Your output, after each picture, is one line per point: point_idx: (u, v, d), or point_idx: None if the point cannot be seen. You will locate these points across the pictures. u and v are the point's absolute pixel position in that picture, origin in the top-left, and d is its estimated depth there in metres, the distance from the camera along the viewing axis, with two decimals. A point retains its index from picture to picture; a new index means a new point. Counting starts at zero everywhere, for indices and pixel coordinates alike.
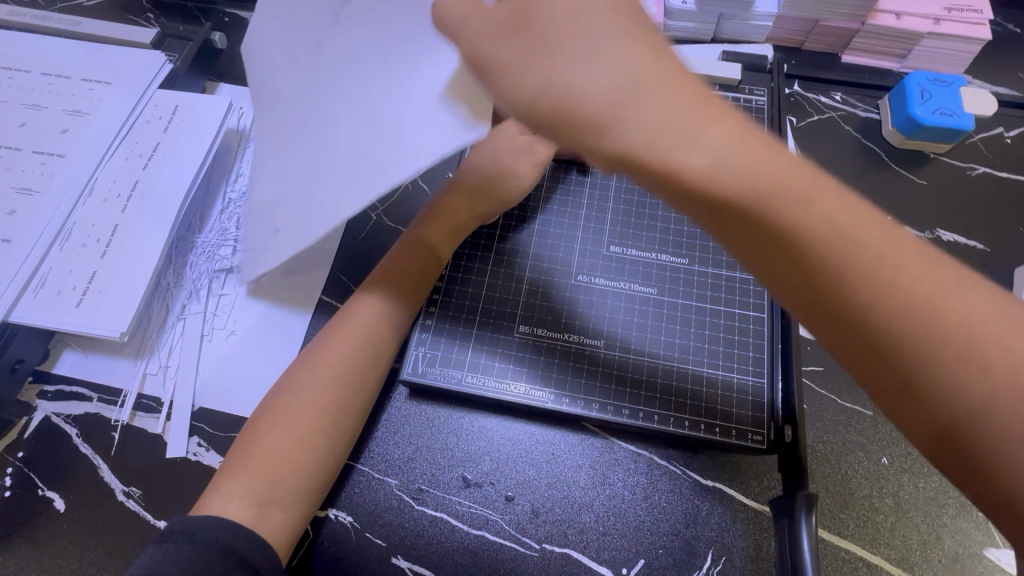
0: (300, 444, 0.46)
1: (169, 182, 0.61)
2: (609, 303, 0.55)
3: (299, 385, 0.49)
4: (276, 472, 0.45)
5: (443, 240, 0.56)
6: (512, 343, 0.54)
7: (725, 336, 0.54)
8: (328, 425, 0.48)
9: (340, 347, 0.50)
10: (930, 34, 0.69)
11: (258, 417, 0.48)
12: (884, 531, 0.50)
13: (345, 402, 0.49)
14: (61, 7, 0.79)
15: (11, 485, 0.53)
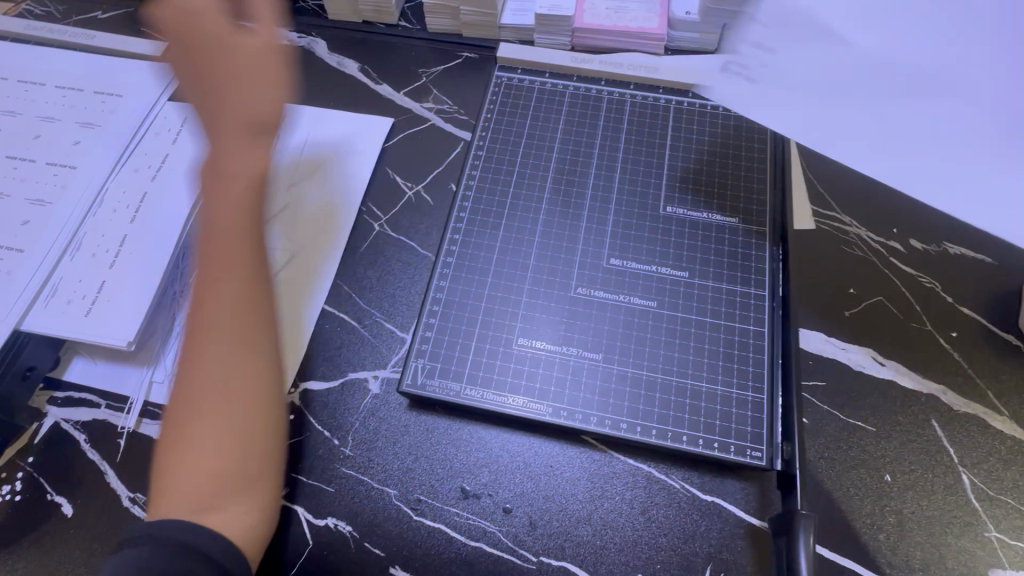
0: (226, 444, 0.45)
1: (177, 194, 0.62)
2: (609, 317, 0.55)
3: (206, 385, 0.46)
4: (206, 479, 0.44)
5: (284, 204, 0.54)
6: (511, 355, 0.54)
7: (725, 349, 0.54)
8: (250, 417, 0.46)
9: (235, 326, 0.48)
10: None
11: (172, 433, 0.45)
12: (887, 550, 0.50)
13: (262, 381, 0.48)
14: (77, 21, 0.81)
15: (21, 489, 0.54)
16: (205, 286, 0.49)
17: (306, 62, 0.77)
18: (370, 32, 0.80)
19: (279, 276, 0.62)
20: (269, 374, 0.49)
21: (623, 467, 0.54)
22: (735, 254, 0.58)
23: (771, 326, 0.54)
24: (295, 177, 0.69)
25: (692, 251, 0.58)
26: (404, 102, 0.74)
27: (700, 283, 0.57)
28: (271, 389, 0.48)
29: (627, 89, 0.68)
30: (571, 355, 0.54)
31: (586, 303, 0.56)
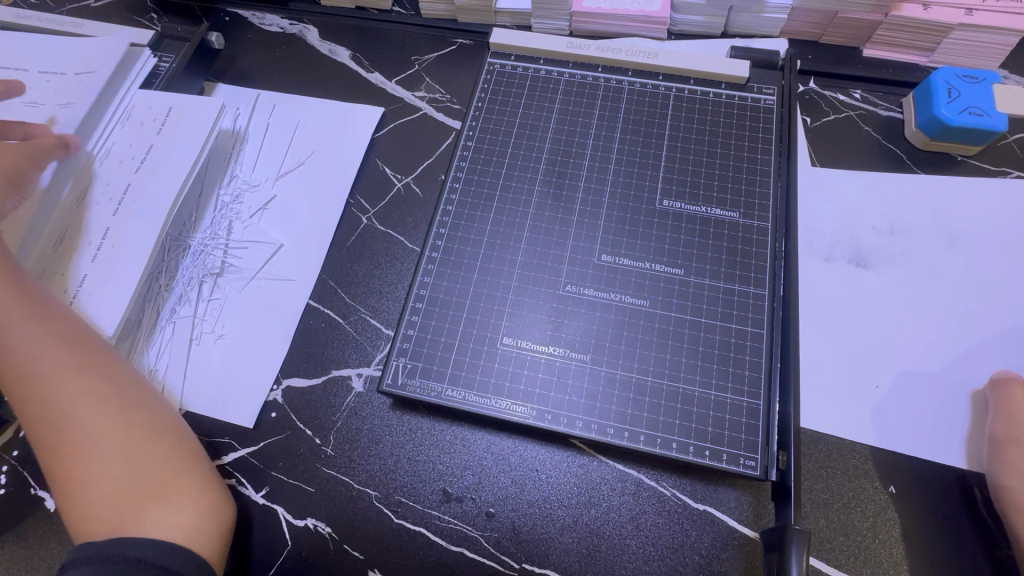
0: (124, 464, 0.47)
1: (159, 187, 0.61)
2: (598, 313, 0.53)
3: (76, 433, 0.47)
4: (126, 500, 0.45)
5: None
6: (498, 352, 0.52)
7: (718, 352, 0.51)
8: (139, 428, 0.49)
9: (87, 371, 0.50)
10: (961, 26, 0.63)
11: (68, 487, 0.46)
12: (891, 566, 0.47)
13: (137, 403, 0.50)
14: (70, 10, 0.80)
15: (5, 483, 0.54)
16: (51, 347, 0.50)
17: (297, 49, 0.75)
18: (363, 18, 0.77)
19: (218, 281, 0.61)
20: (137, 395, 0.51)
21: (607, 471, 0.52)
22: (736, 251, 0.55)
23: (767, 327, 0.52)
24: (282, 169, 0.67)
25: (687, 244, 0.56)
26: (395, 90, 0.72)
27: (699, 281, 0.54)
28: (146, 404, 0.50)
29: (625, 75, 0.65)
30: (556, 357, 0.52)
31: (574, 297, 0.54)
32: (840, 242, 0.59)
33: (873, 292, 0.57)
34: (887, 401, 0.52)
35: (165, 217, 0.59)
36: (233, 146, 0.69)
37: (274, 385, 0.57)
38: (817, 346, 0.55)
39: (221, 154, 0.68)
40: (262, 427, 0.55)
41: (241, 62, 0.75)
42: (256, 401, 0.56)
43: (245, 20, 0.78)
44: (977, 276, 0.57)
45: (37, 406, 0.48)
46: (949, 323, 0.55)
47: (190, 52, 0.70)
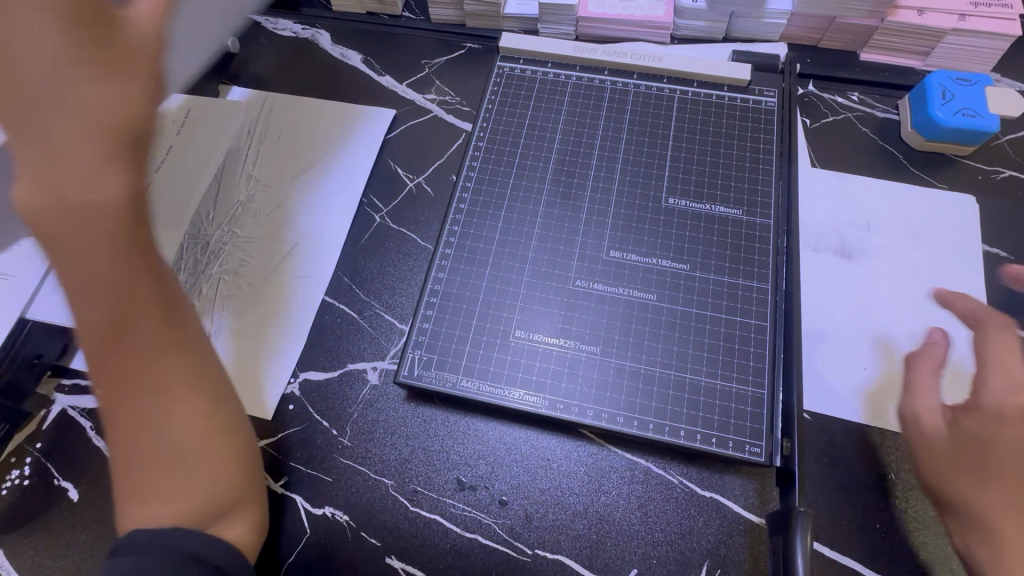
0: (204, 463, 0.44)
1: (179, 186, 0.62)
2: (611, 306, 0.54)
3: (163, 418, 0.43)
4: (199, 497, 0.42)
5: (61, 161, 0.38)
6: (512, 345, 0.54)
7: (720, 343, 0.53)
8: (224, 430, 0.45)
9: (178, 349, 0.44)
10: (955, 31, 0.65)
11: (137, 469, 0.42)
12: (891, 550, 0.49)
13: (224, 400, 0.46)
14: None
15: (30, 474, 0.56)
16: (142, 312, 0.42)
17: (310, 53, 0.77)
18: (374, 23, 0.79)
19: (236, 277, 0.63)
20: (213, 385, 0.46)
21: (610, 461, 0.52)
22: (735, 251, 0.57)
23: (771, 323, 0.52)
24: (297, 169, 0.69)
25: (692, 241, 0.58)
26: (406, 93, 0.74)
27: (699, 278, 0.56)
28: (227, 399, 0.47)
29: (630, 78, 0.67)
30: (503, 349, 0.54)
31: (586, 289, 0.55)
32: (839, 239, 0.61)
33: (874, 286, 0.58)
34: (888, 391, 0.54)
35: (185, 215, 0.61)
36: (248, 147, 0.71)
37: (291, 378, 0.58)
38: (820, 339, 0.56)
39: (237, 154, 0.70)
40: (280, 419, 0.57)
41: (256, 65, 0.77)
42: (274, 394, 0.58)
43: (259, 24, 0.80)
44: (970, 272, 0.59)
45: (117, 370, 0.42)
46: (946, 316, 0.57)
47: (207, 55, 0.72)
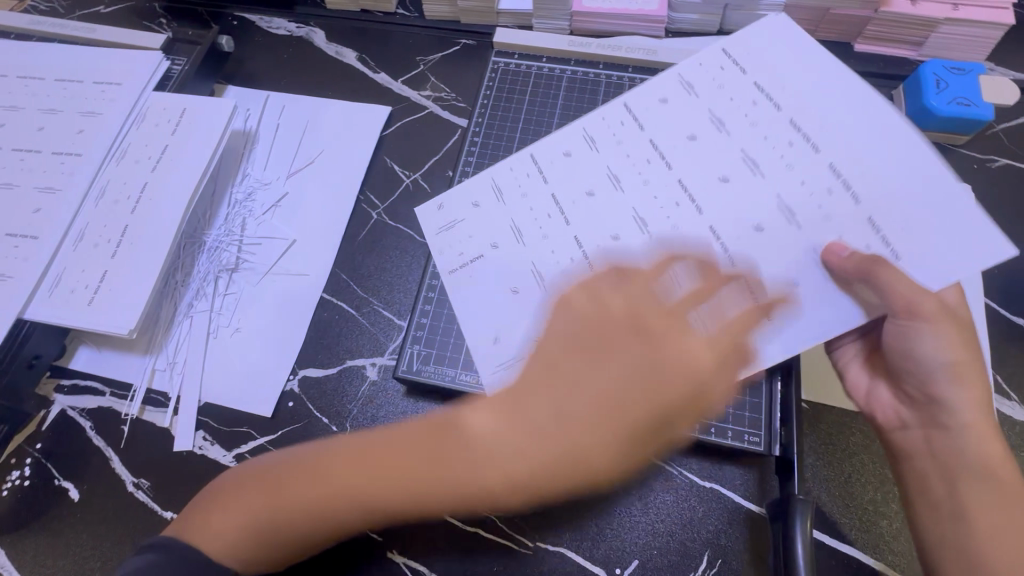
0: (296, 521, 0.45)
1: (177, 185, 0.62)
2: (615, 230, 0.52)
3: (331, 474, 0.45)
4: (260, 538, 0.45)
5: (620, 306, 0.46)
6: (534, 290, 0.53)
7: (747, 283, 0.46)
8: (328, 514, 0.45)
9: (412, 463, 0.45)
10: (947, 20, 0.66)
11: (265, 490, 0.46)
12: (892, 537, 0.49)
13: (350, 504, 0.45)
14: (80, 15, 0.82)
15: (30, 475, 0.56)
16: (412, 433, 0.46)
17: (305, 51, 0.77)
18: (368, 20, 0.79)
19: (235, 275, 0.63)
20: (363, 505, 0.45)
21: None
22: (731, 149, 0.51)
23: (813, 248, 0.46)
24: (293, 167, 0.69)
25: (681, 139, 0.53)
26: (402, 90, 0.74)
27: (706, 203, 0.50)
28: (352, 501, 0.45)
29: (626, 71, 0.67)
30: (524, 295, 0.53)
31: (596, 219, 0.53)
32: None
33: None
34: None
35: (182, 214, 0.61)
36: (244, 145, 0.71)
37: (290, 375, 0.58)
38: None
39: (233, 153, 0.70)
40: (280, 417, 0.57)
41: (251, 64, 0.77)
42: (272, 391, 0.58)
43: (253, 24, 0.80)
44: None
45: (381, 453, 0.46)
46: None
47: (202, 55, 0.71)
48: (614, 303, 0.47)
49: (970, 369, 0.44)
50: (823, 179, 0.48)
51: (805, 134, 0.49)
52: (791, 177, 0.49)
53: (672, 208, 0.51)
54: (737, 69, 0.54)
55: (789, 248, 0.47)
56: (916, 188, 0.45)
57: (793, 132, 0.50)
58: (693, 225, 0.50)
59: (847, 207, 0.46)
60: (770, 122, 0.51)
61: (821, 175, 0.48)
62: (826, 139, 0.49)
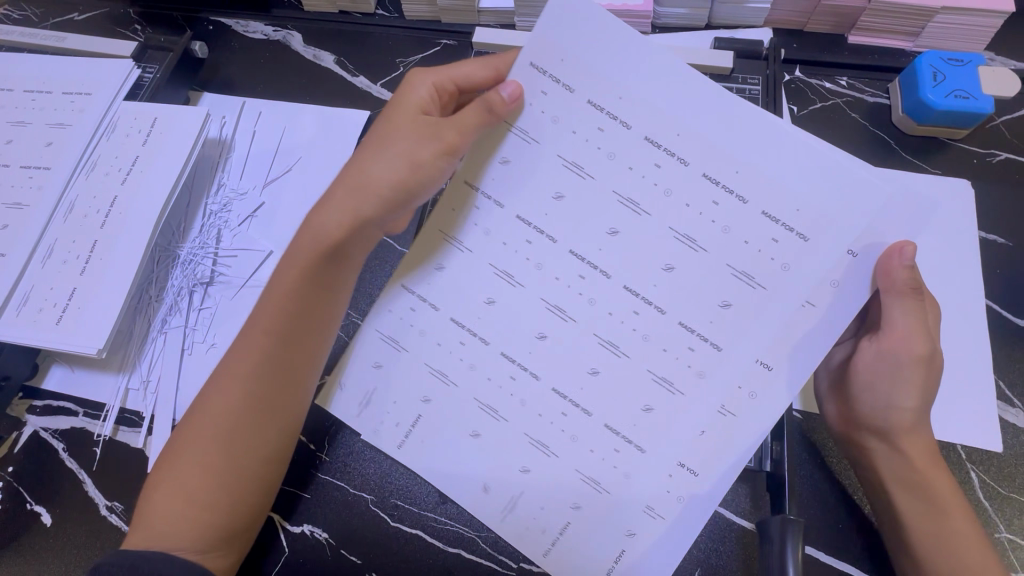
0: (204, 474, 0.45)
1: (147, 197, 0.60)
2: (486, 293, 0.46)
3: (200, 413, 0.46)
4: (184, 514, 0.44)
5: (421, 93, 0.50)
6: (423, 322, 0.47)
7: (686, 327, 0.43)
8: (226, 450, 0.45)
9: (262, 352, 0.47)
10: (946, 9, 0.63)
11: (164, 465, 0.46)
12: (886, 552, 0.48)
13: (237, 428, 0.46)
14: (53, 23, 0.80)
15: (2, 499, 0.55)
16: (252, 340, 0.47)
17: (282, 56, 0.75)
18: (345, 21, 0.76)
19: (211, 291, 0.61)
20: (235, 418, 0.46)
21: (636, 497, 0.44)
22: (606, 194, 0.43)
23: (732, 264, 0.42)
24: (270, 175, 0.67)
25: (546, 199, 0.44)
26: (381, 93, 0.72)
27: (608, 263, 0.44)
28: (238, 424, 0.46)
29: None
30: (414, 356, 0.47)
31: (476, 270, 0.46)
32: None
33: None
34: None
35: (152, 228, 0.59)
36: (219, 154, 0.69)
37: None
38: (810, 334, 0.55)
39: (208, 162, 0.68)
40: None
41: (227, 70, 0.75)
42: None
43: (228, 28, 0.78)
44: (960, 259, 0.58)
45: (228, 364, 0.47)
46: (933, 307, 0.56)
47: (174, 61, 0.69)
48: (412, 98, 0.49)
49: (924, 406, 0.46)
50: (705, 193, 0.42)
51: (662, 146, 0.42)
52: (673, 204, 0.43)
53: (578, 281, 0.44)
54: (563, 88, 0.43)
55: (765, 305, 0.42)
56: (804, 179, 0.41)
57: (653, 149, 0.42)
58: (608, 294, 0.44)
59: (733, 210, 0.42)
60: (630, 151, 0.43)
61: (701, 190, 0.42)
62: (689, 144, 0.42)
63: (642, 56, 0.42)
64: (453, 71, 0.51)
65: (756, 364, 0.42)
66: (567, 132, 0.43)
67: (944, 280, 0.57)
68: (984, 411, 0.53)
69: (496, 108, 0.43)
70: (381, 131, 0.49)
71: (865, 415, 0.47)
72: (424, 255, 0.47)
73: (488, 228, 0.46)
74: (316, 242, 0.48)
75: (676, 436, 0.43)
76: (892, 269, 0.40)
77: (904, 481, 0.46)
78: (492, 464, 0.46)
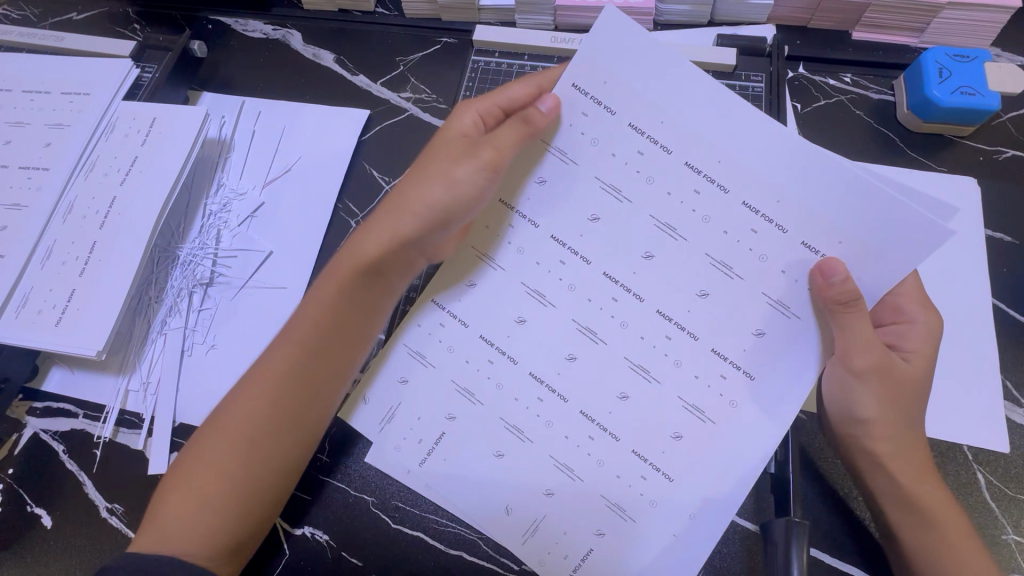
0: (220, 479, 0.45)
1: (146, 197, 0.60)
2: (518, 313, 0.47)
3: (222, 421, 0.46)
4: (196, 516, 0.44)
5: (467, 120, 0.50)
6: (451, 339, 0.48)
7: (719, 355, 0.44)
8: (245, 460, 0.45)
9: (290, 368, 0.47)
10: (951, 5, 0.62)
11: (179, 468, 0.46)
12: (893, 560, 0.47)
13: (261, 440, 0.46)
14: (52, 23, 0.80)
15: (2, 501, 0.54)
16: (283, 353, 0.48)
17: (282, 55, 0.75)
18: (345, 20, 0.76)
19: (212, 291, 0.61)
20: (261, 431, 0.46)
21: (659, 526, 0.45)
22: (641, 217, 0.44)
23: (770, 295, 0.43)
24: (270, 176, 0.67)
25: (582, 220, 0.45)
26: (381, 92, 0.71)
27: (641, 286, 0.45)
28: (267, 436, 0.46)
29: None
30: (440, 373, 0.48)
31: (508, 289, 0.47)
32: None
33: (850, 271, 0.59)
34: None
35: (151, 229, 0.58)
36: (219, 153, 0.68)
37: None
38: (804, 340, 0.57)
39: (207, 162, 0.68)
40: None
41: (227, 70, 0.74)
42: None
43: (228, 27, 0.77)
44: (966, 257, 0.58)
45: (257, 376, 0.47)
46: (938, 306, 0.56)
47: (173, 61, 0.69)
48: (458, 122, 0.50)
49: (894, 417, 0.45)
50: (746, 221, 0.42)
51: (704, 171, 0.42)
52: (712, 231, 0.43)
53: (610, 303, 0.46)
54: (604, 109, 0.43)
55: (796, 332, 0.43)
56: (813, 188, 0.41)
57: (695, 175, 0.43)
58: (641, 317, 0.45)
59: (771, 239, 0.42)
60: (670, 175, 0.43)
61: (738, 218, 0.42)
62: (731, 171, 0.42)
63: (658, 62, 0.41)
64: (500, 97, 0.50)
65: (783, 392, 0.43)
66: (602, 151, 0.44)
67: (950, 279, 0.57)
68: (990, 412, 0.52)
69: (536, 121, 0.44)
70: (429, 153, 0.50)
71: (846, 428, 0.47)
72: (459, 276, 0.48)
73: (522, 247, 0.47)
74: (354, 261, 0.49)
75: (705, 467, 0.44)
76: (827, 286, 0.41)
77: (896, 495, 0.45)
78: (518, 485, 0.47)
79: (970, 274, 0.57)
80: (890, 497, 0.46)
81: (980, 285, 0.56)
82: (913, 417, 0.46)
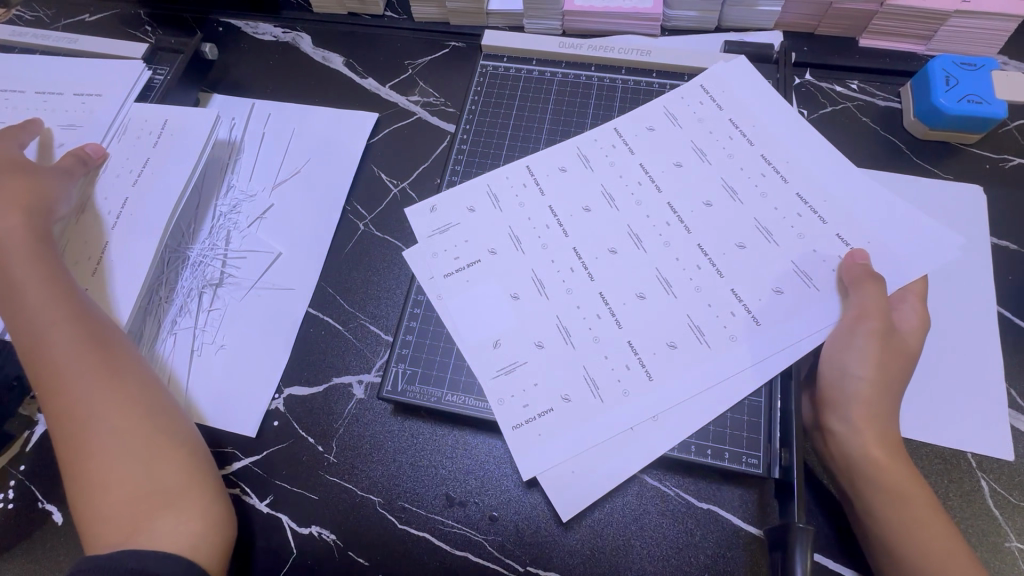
0: (132, 465, 0.47)
1: (159, 198, 0.61)
2: (588, 203, 0.58)
3: (94, 427, 0.48)
4: (129, 506, 0.45)
5: None
6: (524, 200, 0.59)
7: (736, 296, 0.52)
8: (147, 434, 0.48)
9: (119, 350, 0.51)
10: (958, 13, 0.62)
11: (80, 490, 0.46)
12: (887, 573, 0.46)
13: (146, 409, 0.50)
14: (64, 25, 0.80)
15: (13, 498, 0.55)
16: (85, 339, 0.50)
17: (292, 57, 0.75)
18: (355, 23, 0.77)
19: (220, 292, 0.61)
20: (140, 408, 0.49)
21: (618, 419, 0.50)
22: (714, 178, 0.58)
23: (796, 263, 0.53)
24: (279, 177, 0.67)
25: (669, 164, 0.59)
26: (389, 95, 0.72)
27: (692, 220, 0.56)
28: (157, 407, 0.50)
29: (618, 74, 0.66)
30: (505, 217, 0.59)
31: (590, 186, 0.59)
32: None
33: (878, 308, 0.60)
34: None
35: (162, 229, 0.59)
36: (229, 155, 0.69)
37: (276, 394, 0.57)
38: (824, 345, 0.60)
39: (217, 163, 0.68)
40: (265, 436, 0.56)
41: (237, 71, 0.75)
42: (257, 410, 0.56)
43: (238, 29, 0.78)
44: (972, 264, 0.58)
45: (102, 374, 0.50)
46: (944, 314, 0.56)
47: (184, 64, 0.70)
48: None
49: (881, 382, 0.47)
50: (794, 205, 0.55)
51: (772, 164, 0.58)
52: (765, 204, 0.56)
53: (664, 226, 0.56)
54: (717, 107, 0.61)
55: (806, 303, 0.51)
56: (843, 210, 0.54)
57: (765, 164, 0.58)
58: (684, 242, 0.55)
59: (814, 225, 0.54)
60: (748, 160, 0.58)
61: (790, 200, 0.56)
62: (794, 169, 0.57)
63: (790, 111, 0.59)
64: None
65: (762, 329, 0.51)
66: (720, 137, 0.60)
67: (957, 288, 0.57)
68: (994, 420, 0.52)
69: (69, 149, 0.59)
70: None
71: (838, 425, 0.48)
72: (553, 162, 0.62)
73: (616, 162, 0.60)
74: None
75: (685, 376, 0.50)
76: (853, 266, 0.51)
77: (890, 492, 0.45)
78: (512, 372, 0.52)
79: (976, 282, 0.57)
80: (881, 492, 0.46)
81: (986, 293, 0.57)
82: (893, 388, 0.48)
